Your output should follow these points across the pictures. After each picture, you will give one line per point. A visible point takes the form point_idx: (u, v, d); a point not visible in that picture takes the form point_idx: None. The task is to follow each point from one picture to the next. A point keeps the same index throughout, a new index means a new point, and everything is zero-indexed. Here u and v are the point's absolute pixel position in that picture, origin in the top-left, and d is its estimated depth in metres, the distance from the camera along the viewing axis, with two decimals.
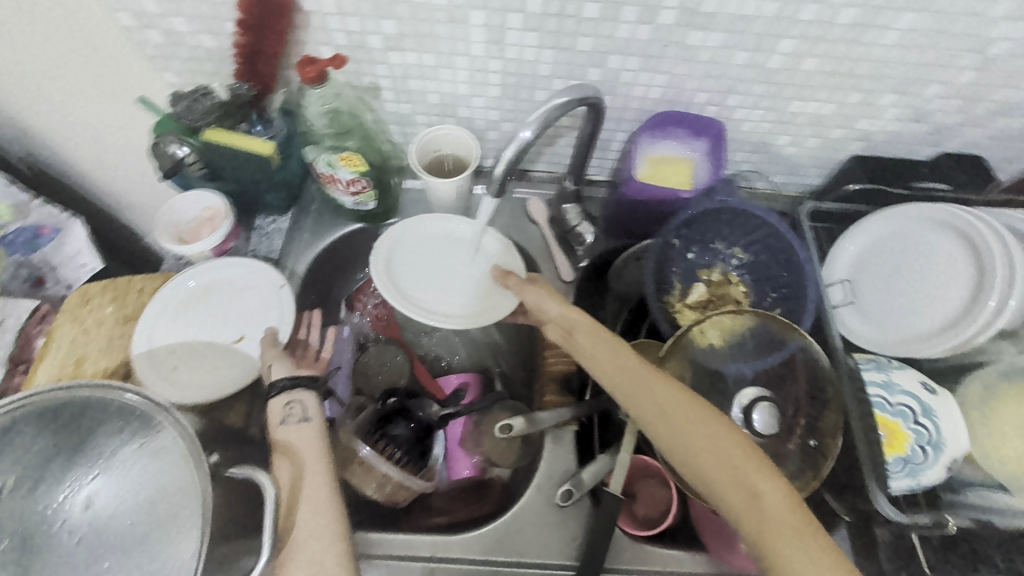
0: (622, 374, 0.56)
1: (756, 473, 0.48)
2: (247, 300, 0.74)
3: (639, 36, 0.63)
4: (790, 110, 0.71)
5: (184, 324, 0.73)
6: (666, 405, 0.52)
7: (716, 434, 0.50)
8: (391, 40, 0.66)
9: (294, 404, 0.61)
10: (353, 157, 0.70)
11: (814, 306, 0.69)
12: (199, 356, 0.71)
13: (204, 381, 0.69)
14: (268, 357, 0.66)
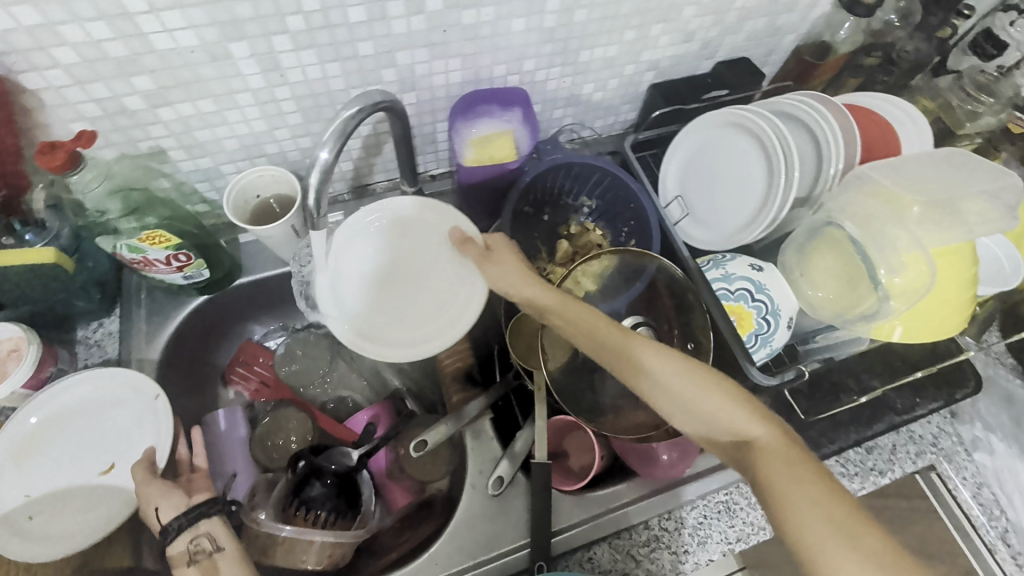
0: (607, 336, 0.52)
1: (750, 418, 0.44)
2: (116, 419, 0.66)
3: (417, 27, 0.61)
4: (582, 60, 0.75)
5: (38, 465, 0.63)
6: (659, 358, 0.49)
7: (709, 386, 0.46)
8: (153, 97, 0.59)
9: (200, 538, 0.56)
10: (157, 234, 0.62)
11: (658, 226, 0.75)
12: (66, 501, 0.62)
13: (76, 528, 0.60)
14: (150, 497, 0.58)
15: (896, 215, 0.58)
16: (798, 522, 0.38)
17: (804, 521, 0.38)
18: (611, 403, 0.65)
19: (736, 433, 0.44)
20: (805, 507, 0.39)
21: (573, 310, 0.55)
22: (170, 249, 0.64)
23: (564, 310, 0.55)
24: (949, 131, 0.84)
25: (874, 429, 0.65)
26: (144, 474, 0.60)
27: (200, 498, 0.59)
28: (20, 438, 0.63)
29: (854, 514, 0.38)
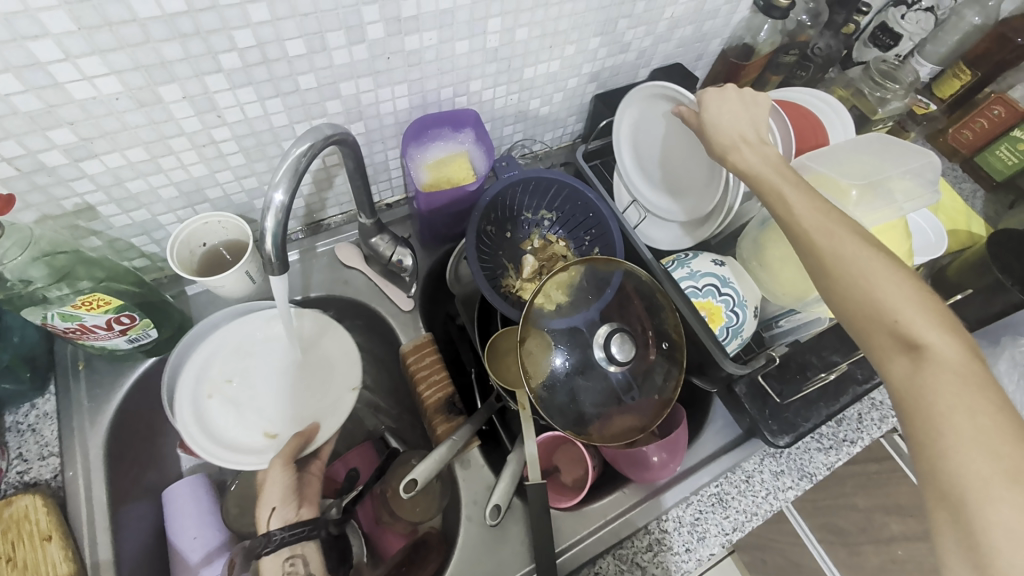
0: (803, 208, 0.51)
1: (932, 327, 0.43)
2: (322, 377, 0.70)
3: (358, 57, 0.60)
4: (527, 77, 0.76)
5: (246, 357, 0.70)
6: (837, 235, 0.48)
7: (886, 269, 0.46)
8: (75, 150, 0.54)
9: (296, 560, 0.58)
10: (96, 298, 0.56)
11: (621, 234, 0.76)
12: (243, 406, 0.67)
13: (230, 433, 0.65)
14: (269, 493, 0.61)
15: (838, 201, 0.62)
16: (954, 458, 0.38)
17: (955, 421, 0.39)
18: (596, 412, 0.64)
19: (902, 330, 0.43)
20: (968, 435, 0.38)
21: (783, 180, 0.54)
22: (110, 313, 0.59)
23: (775, 180, 0.54)
24: (866, 117, 0.92)
25: (841, 403, 0.66)
26: (288, 450, 0.63)
27: (306, 514, 0.62)
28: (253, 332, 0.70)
29: (1019, 464, 0.37)
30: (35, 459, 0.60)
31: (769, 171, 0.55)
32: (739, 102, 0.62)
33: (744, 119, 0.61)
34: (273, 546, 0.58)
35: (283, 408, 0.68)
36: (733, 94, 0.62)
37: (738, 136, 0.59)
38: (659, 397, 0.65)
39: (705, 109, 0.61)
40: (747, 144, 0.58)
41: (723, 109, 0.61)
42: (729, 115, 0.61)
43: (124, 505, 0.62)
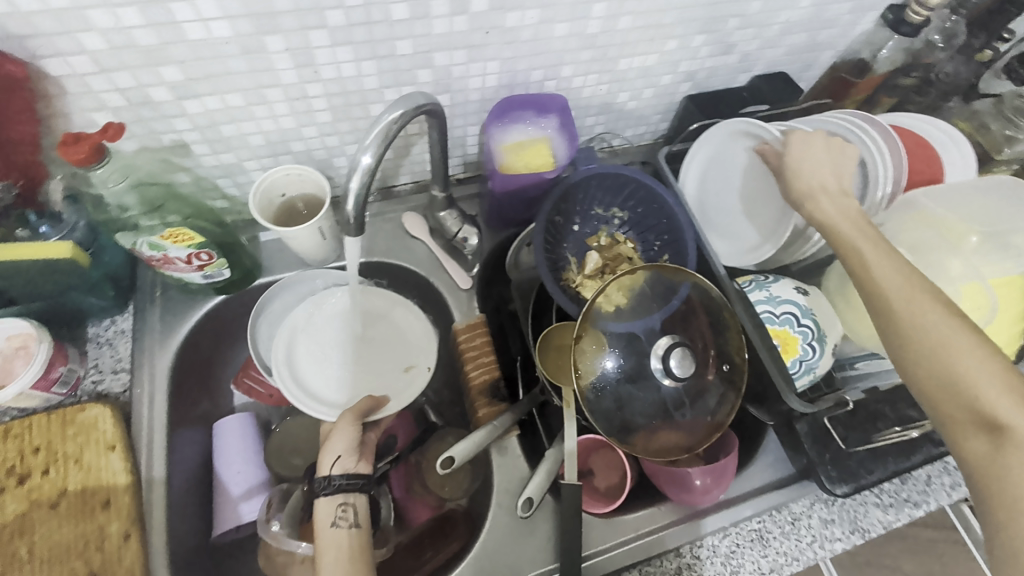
0: (880, 267, 0.49)
1: (1018, 408, 0.40)
2: (399, 349, 0.71)
3: (458, 28, 0.59)
4: (620, 68, 0.73)
5: (333, 311, 0.71)
6: (915, 298, 0.46)
7: (966, 338, 0.43)
8: (181, 88, 0.56)
9: (347, 505, 0.57)
10: (180, 231, 0.59)
11: (696, 244, 0.73)
12: (324, 358, 0.69)
13: (310, 379, 0.67)
14: (334, 439, 0.60)
15: (953, 246, 0.56)
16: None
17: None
18: (643, 422, 0.62)
19: (978, 406, 0.42)
20: None
21: (859, 235, 0.52)
22: (192, 248, 0.61)
23: (850, 235, 0.53)
24: (987, 156, 0.83)
25: (911, 461, 0.61)
26: (361, 403, 0.63)
27: (364, 468, 0.60)
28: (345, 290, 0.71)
29: None
30: (108, 371, 0.64)
31: (847, 226, 0.54)
32: (827, 145, 0.60)
33: (828, 165, 0.59)
34: (330, 489, 0.57)
35: (359, 368, 0.69)
36: (821, 138, 0.60)
37: (819, 183, 0.58)
38: (712, 420, 0.62)
39: (788, 151, 0.60)
40: (826, 195, 0.57)
41: (808, 154, 0.59)
42: (812, 161, 0.59)
43: (178, 430, 0.66)
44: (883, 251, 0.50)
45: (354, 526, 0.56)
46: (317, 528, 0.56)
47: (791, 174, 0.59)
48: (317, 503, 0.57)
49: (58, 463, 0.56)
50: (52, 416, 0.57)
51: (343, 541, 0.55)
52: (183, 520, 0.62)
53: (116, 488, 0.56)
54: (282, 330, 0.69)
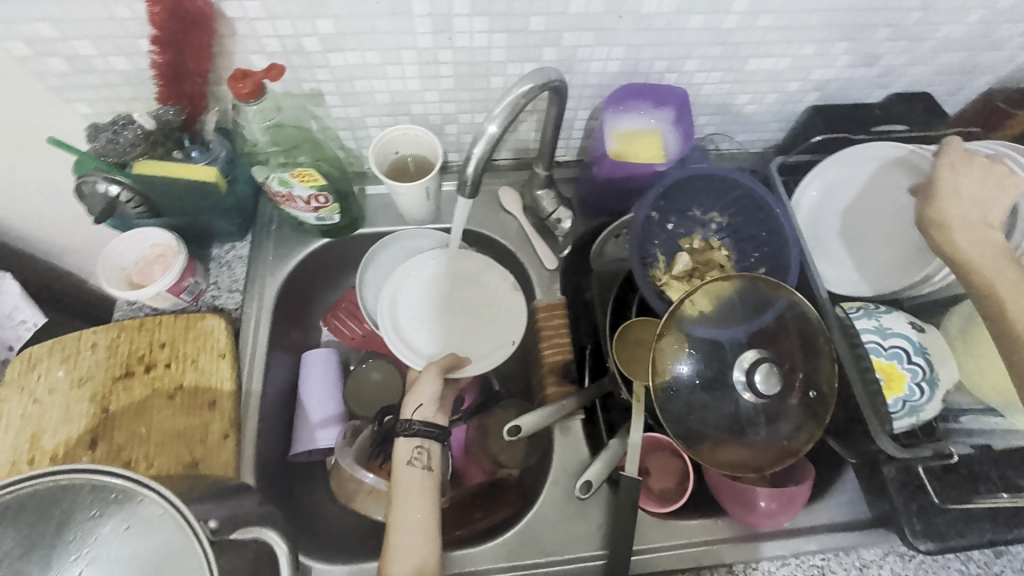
0: (1019, 305, 0.48)
1: None
2: (491, 319, 0.73)
3: (593, 9, 0.59)
4: (747, 68, 0.70)
5: (438, 269, 0.75)
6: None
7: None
8: (330, 41, 0.61)
9: (422, 449, 0.60)
10: (307, 172, 0.64)
11: (798, 263, 0.69)
12: (422, 309, 0.73)
13: (407, 325, 0.72)
14: (421, 386, 0.63)
15: None
16: None
17: None
18: (712, 433, 0.60)
19: None
20: None
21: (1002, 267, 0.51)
22: (314, 189, 0.66)
23: (993, 271, 0.50)
24: None
25: (1013, 534, 0.56)
26: (448, 360, 0.66)
27: (441, 420, 0.63)
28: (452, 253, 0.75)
29: None
30: (226, 289, 0.71)
31: (986, 260, 0.51)
32: (983, 169, 0.55)
33: (975, 196, 0.55)
34: (410, 432, 0.60)
35: (452, 325, 0.73)
36: (976, 167, 0.56)
37: (966, 212, 0.54)
38: (786, 444, 0.59)
39: (936, 176, 0.56)
40: (961, 225, 0.54)
41: (958, 177, 0.56)
42: (959, 185, 0.55)
43: (274, 353, 0.72)
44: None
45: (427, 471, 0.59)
46: (393, 463, 0.59)
47: (937, 201, 0.55)
48: (397, 442, 0.60)
49: (178, 360, 0.64)
50: (179, 318, 0.65)
51: (416, 483, 0.57)
52: (269, 433, 0.68)
53: (221, 392, 0.63)
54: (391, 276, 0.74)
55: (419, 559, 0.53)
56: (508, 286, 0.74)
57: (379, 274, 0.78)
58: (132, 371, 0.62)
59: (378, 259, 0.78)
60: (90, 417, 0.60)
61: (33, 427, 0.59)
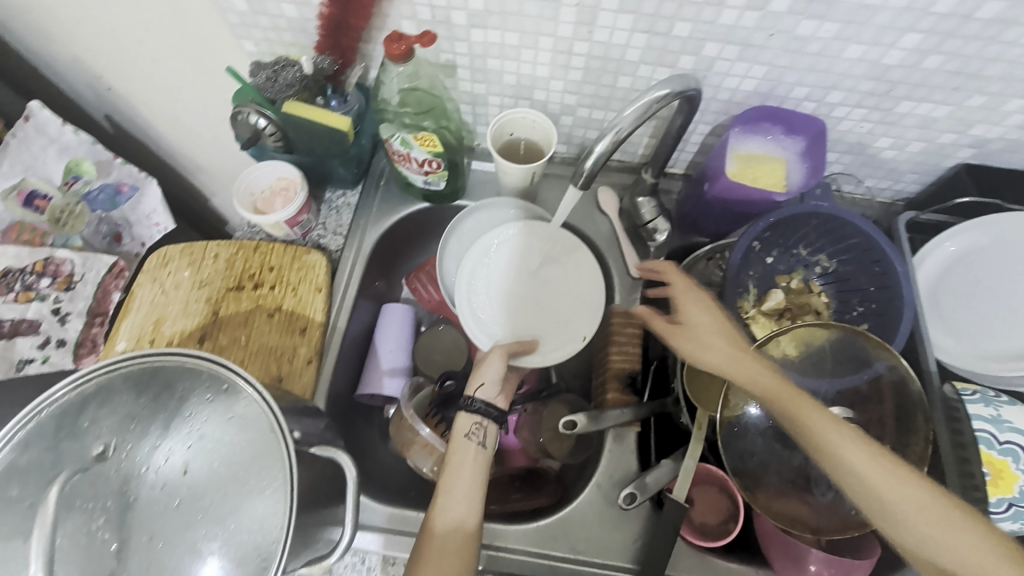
0: (851, 476, 0.45)
1: None
2: (565, 313, 0.74)
3: (745, 23, 0.57)
4: (898, 110, 0.64)
5: (525, 255, 0.76)
6: (926, 523, 0.43)
7: (983, 545, 0.41)
8: (476, 17, 0.62)
9: (480, 425, 0.62)
10: (429, 138, 0.68)
11: (910, 328, 0.63)
12: (499, 289, 0.75)
13: (482, 304, 0.74)
14: (486, 369, 0.66)
15: None
16: None
17: None
18: (776, 482, 0.57)
19: None
20: None
21: (815, 434, 0.47)
22: (430, 154, 0.70)
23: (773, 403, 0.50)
24: None
25: None
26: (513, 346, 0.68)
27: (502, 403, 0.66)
28: (542, 242, 0.76)
29: None
30: (332, 231, 0.77)
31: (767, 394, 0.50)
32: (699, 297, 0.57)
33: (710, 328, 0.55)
34: (471, 407, 0.62)
35: (525, 313, 0.74)
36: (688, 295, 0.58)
37: (730, 357, 0.53)
38: (853, 516, 0.54)
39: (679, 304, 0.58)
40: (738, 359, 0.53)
41: (701, 337, 0.54)
42: (732, 354, 0.53)
43: (361, 298, 0.78)
44: (828, 426, 0.47)
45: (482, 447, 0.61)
46: (452, 432, 0.62)
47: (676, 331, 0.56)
48: (459, 413, 0.63)
49: (282, 285, 0.70)
50: (288, 248, 0.72)
51: (470, 455, 0.60)
52: (344, 369, 0.74)
53: (313, 321, 0.69)
54: (472, 250, 0.76)
55: (460, 525, 0.55)
56: (590, 285, 0.74)
57: (461, 245, 0.79)
58: (242, 286, 0.70)
59: (462, 228, 0.79)
60: (202, 316, 0.68)
61: (158, 314, 0.67)
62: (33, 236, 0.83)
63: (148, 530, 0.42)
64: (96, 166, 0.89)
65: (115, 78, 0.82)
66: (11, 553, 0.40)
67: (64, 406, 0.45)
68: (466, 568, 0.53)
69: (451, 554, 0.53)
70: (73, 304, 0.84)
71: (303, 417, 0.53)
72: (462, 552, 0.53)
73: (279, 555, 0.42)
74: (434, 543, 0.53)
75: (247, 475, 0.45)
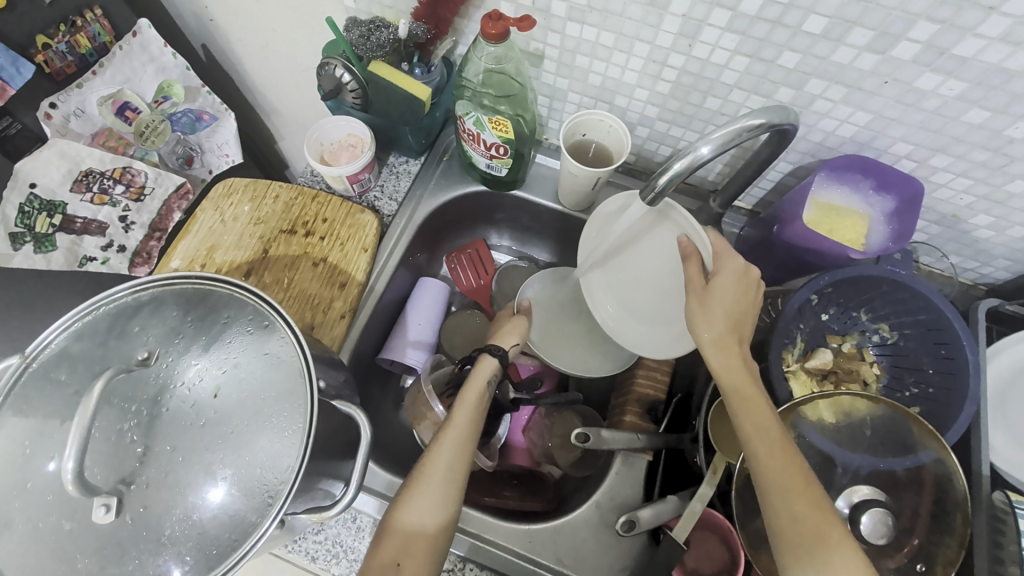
0: (752, 439, 0.50)
1: (814, 521, 0.47)
2: (666, 261, 0.63)
3: (859, 65, 0.53)
4: (1008, 188, 0.59)
5: (626, 235, 0.67)
6: (787, 502, 0.48)
7: (787, 466, 0.49)
8: (576, 11, 0.61)
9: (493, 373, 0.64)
10: (504, 123, 0.67)
11: (968, 422, 0.59)
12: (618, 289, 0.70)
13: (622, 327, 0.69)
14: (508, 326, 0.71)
15: None
16: None
17: None
18: None
19: (815, 534, 0.46)
20: None
21: (743, 404, 0.51)
22: (500, 140, 0.70)
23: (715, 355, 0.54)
24: None
25: None
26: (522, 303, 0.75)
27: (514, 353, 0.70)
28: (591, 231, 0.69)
29: None
30: (386, 197, 0.78)
31: (716, 349, 0.54)
32: (717, 307, 0.54)
33: (716, 327, 0.54)
34: (496, 354, 0.65)
35: (646, 306, 0.67)
36: (713, 304, 0.55)
37: (717, 337, 0.54)
38: None
39: (695, 301, 0.56)
40: (701, 325, 0.55)
41: (708, 309, 0.55)
42: (716, 336, 0.54)
43: (402, 266, 0.79)
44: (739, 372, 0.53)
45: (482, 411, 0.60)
46: (460, 395, 0.60)
47: (696, 315, 0.55)
48: (482, 357, 0.65)
49: (331, 238, 0.72)
50: (344, 204, 0.74)
51: (468, 427, 0.58)
52: (373, 331, 0.75)
53: (353, 279, 0.70)
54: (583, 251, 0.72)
55: (446, 503, 0.53)
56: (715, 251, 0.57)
57: None
58: (295, 231, 0.72)
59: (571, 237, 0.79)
60: (252, 251, 0.70)
61: (213, 241, 0.70)
62: (118, 144, 0.88)
63: (172, 441, 0.44)
64: (185, 91, 0.94)
65: (220, 10, 0.84)
66: (50, 433, 0.43)
67: (117, 310, 0.47)
68: (430, 557, 0.51)
69: (425, 533, 0.51)
70: (139, 216, 0.89)
71: (329, 369, 0.54)
72: (437, 536, 0.52)
73: (285, 496, 0.43)
74: (410, 518, 0.52)
75: (271, 412, 0.46)
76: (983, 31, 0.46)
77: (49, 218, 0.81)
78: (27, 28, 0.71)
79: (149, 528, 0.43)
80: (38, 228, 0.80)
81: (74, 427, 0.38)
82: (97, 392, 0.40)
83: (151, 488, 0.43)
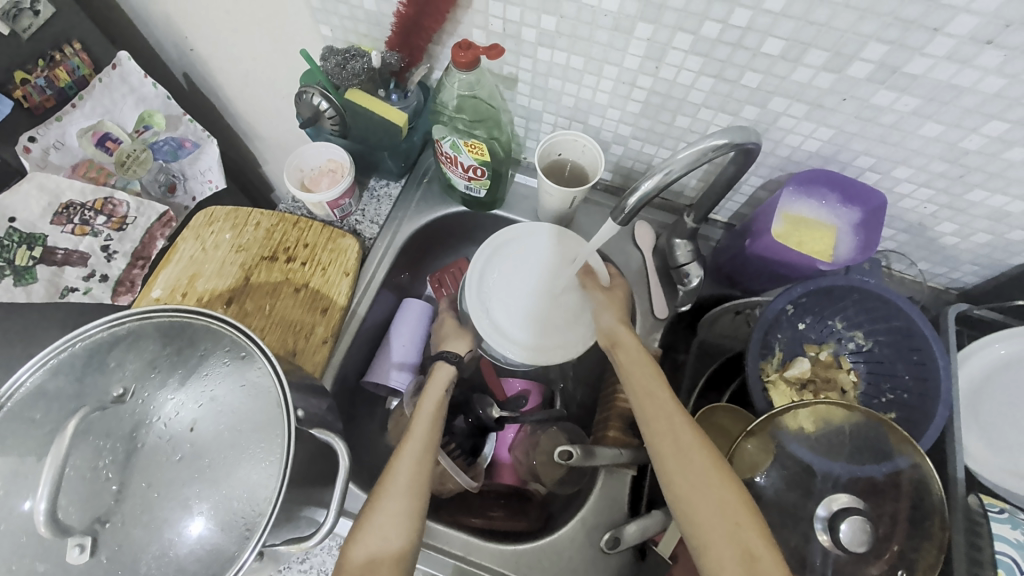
0: (665, 431, 0.55)
1: (728, 512, 0.49)
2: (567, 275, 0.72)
3: (818, 84, 0.55)
4: (968, 198, 0.61)
5: (531, 253, 0.74)
6: (704, 491, 0.50)
7: (702, 456, 0.52)
8: (545, 36, 0.62)
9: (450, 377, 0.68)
10: (479, 146, 0.68)
11: (942, 426, 0.60)
12: (509, 296, 0.73)
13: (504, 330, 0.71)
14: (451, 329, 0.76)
15: None
16: None
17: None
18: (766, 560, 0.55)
19: (733, 526, 0.48)
20: None
21: (653, 399, 0.57)
22: (476, 162, 0.71)
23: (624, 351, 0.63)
24: None
25: None
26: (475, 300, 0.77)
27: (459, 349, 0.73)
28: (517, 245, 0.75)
29: None
30: (367, 221, 0.79)
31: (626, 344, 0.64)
32: (608, 308, 0.68)
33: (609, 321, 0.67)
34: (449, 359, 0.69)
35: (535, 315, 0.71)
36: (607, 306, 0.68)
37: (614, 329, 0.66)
38: None
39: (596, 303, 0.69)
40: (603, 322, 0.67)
41: (611, 309, 0.68)
42: (614, 328, 0.66)
43: (384, 288, 0.79)
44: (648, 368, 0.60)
45: (439, 421, 0.63)
46: (415, 412, 0.62)
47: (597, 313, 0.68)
48: (438, 364, 0.69)
49: (312, 263, 0.72)
50: (325, 230, 0.74)
51: (427, 440, 0.59)
52: (357, 353, 0.76)
53: (335, 303, 0.71)
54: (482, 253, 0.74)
55: (409, 526, 0.52)
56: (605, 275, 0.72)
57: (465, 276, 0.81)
58: (276, 258, 0.72)
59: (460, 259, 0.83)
60: (234, 279, 0.71)
61: (195, 270, 0.70)
62: (98, 175, 0.88)
63: (148, 477, 0.44)
64: (166, 119, 0.95)
65: (199, 42, 0.86)
66: (25, 474, 0.43)
67: (92, 347, 0.47)
68: None
69: (388, 559, 0.50)
70: (121, 245, 0.89)
71: (309, 396, 0.54)
72: (400, 561, 0.50)
73: (262, 527, 0.43)
74: (369, 546, 0.50)
75: (247, 440, 0.46)
76: (930, 51, 0.48)
77: (30, 251, 0.81)
78: (6, 63, 0.72)
79: (124, 567, 0.42)
80: (18, 261, 0.80)
81: (47, 466, 0.38)
82: (71, 430, 0.40)
83: (125, 525, 0.43)
